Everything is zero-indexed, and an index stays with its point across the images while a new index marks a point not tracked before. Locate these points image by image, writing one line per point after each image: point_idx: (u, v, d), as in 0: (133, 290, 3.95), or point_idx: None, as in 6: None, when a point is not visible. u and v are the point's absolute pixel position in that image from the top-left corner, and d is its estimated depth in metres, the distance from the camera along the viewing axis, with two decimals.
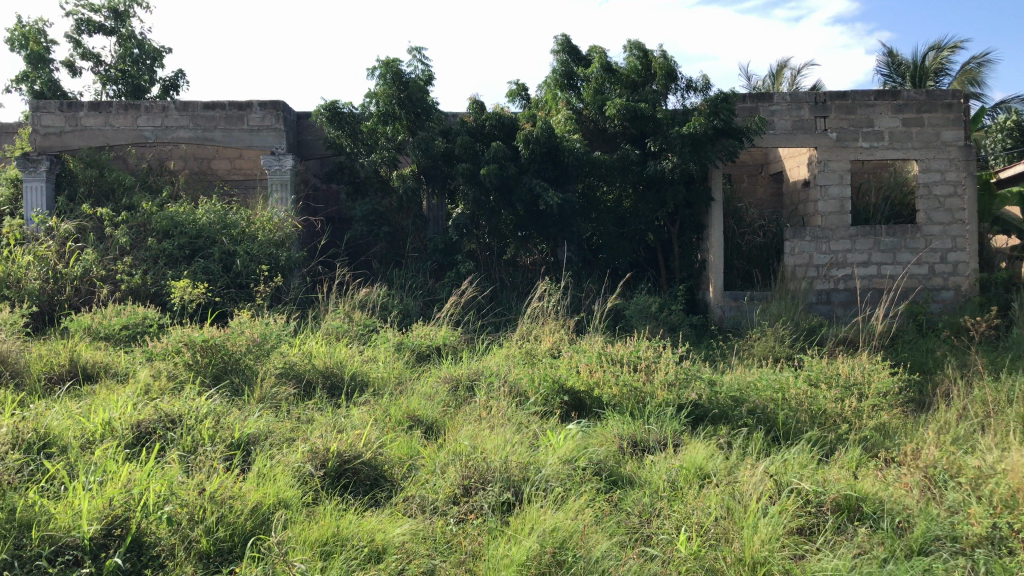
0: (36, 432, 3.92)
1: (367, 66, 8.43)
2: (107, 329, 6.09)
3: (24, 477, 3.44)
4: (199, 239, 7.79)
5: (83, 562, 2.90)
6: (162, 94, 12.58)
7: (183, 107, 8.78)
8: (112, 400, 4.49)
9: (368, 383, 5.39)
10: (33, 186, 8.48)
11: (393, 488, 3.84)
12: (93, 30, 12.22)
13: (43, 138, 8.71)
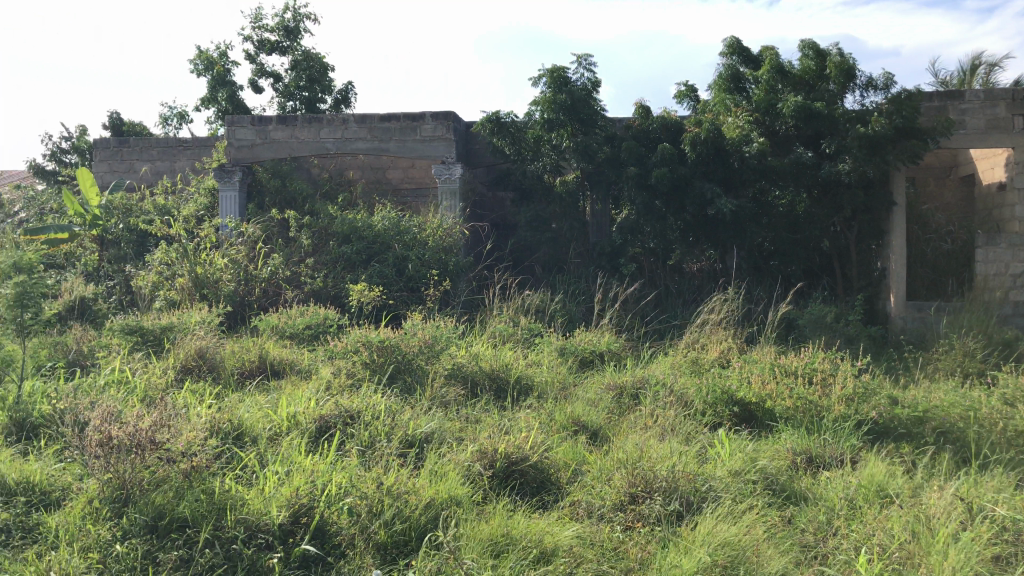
0: (231, 422, 4.23)
1: (533, 74, 8.57)
2: (292, 329, 6.48)
3: (222, 463, 3.73)
4: (375, 244, 8.16)
5: (273, 546, 3.11)
6: (334, 106, 13.26)
7: (361, 119, 9.23)
8: (297, 395, 4.78)
9: (534, 387, 5.45)
10: (227, 194, 9.20)
11: (560, 492, 3.88)
12: (270, 50, 13.06)
13: (237, 150, 9.41)
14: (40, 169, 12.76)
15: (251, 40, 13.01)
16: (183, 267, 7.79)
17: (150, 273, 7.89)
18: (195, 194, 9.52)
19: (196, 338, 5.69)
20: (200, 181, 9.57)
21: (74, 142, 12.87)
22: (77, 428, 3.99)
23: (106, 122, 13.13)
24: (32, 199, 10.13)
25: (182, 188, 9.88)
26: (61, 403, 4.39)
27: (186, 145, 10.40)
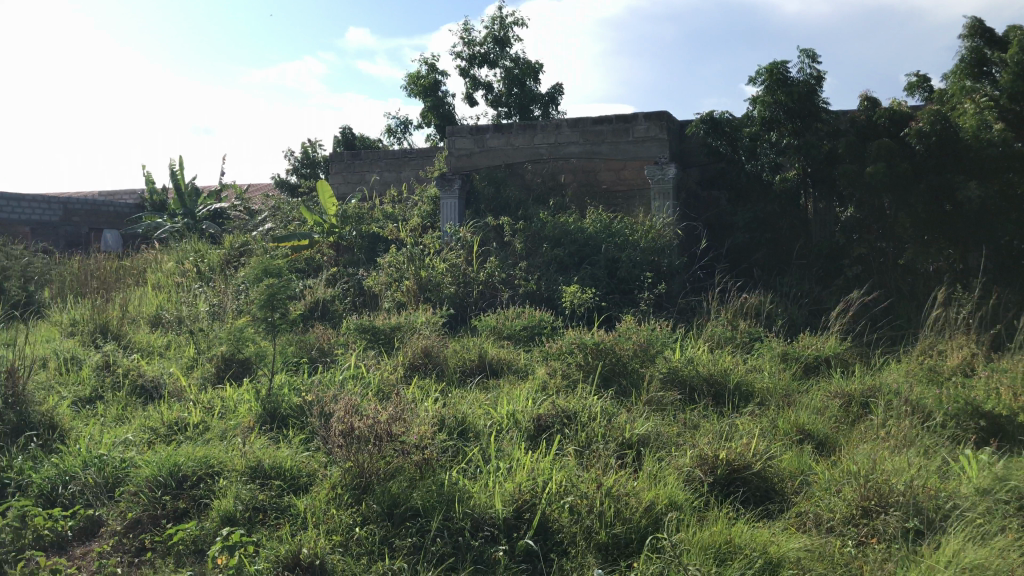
0: (455, 417, 4.42)
1: (750, 73, 8.31)
2: (510, 329, 6.66)
3: (449, 458, 3.90)
4: (587, 247, 8.26)
5: (498, 539, 3.23)
6: (547, 110, 13.50)
7: (574, 124, 9.37)
8: (516, 394, 4.91)
9: (754, 393, 5.27)
10: (448, 202, 9.48)
11: (784, 502, 3.74)
12: (480, 61, 13.52)
13: (457, 160, 9.91)
14: (283, 183, 13.98)
15: (462, 52, 13.54)
16: (408, 271, 8.23)
17: (379, 276, 8.40)
18: (419, 202, 10.02)
19: (423, 338, 5.99)
20: (424, 190, 10.09)
21: (311, 157, 13.98)
22: (321, 420, 4.34)
23: (339, 138, 14.16)
24: (277, 210, 11.11)
25: (407, 197, 10.45)
26: (306, 396, 4.78)
27: (411, 156, 11.01)
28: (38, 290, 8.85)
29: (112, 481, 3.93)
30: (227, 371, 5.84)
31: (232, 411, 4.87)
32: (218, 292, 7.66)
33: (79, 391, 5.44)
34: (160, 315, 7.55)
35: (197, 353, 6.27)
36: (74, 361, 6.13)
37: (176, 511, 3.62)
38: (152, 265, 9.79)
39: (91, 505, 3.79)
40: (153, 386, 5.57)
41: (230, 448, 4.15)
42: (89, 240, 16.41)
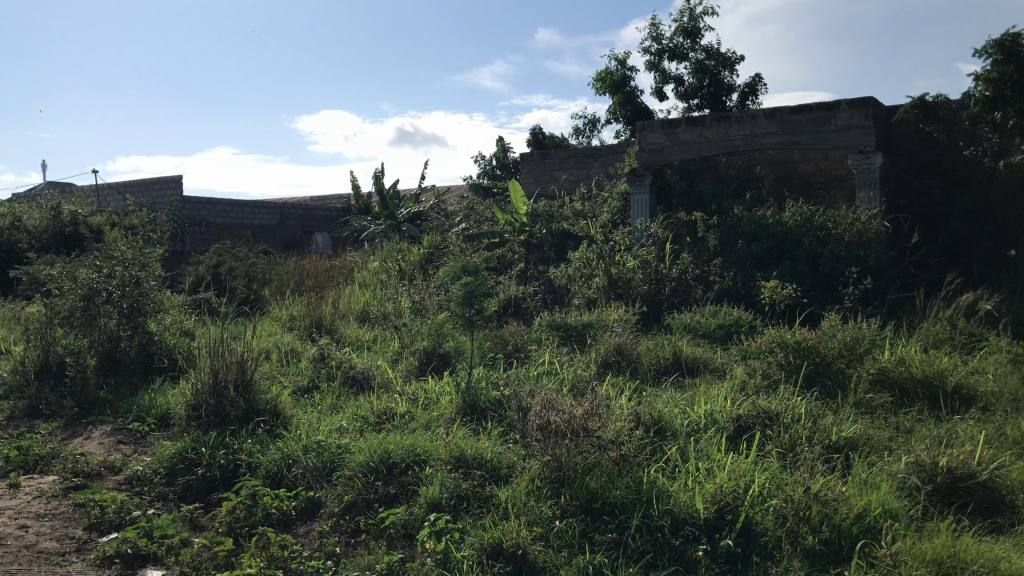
0: (651, 416, 4.38)
1: (972, 51, 7.70)
2: (706, 328, 6.52)
3: (646, 456, 3.88)
4: (786, 241, 7.93)
5: (699, 539, 3.18)
6: (742, 100, 13.11)
7: (771, 114, 9.00)
8: (714, 394, 4.80)
9: (978, 397, 4.86)
10: (638, 197, 9.49)
11: (1017, 517, 3.43)
12: (672, 55, 13.31)
13: (647, 154, 9.75)
14: (476, 185, 14.40)
15: (654, 47, 13.37)
16: (600, 267, 8.25)
17: (571, 274, 8.48)
18: (609, 198, 9.99)
19: (616, 335, 5.98)
20: (614, 186, 10.05)
21: (503, 158, 14.31)
22: (520, 414, 4.44)
23: (529, 138, 14.40)
24: (471, 211, 11.45)
25: (597, 194, 10.46)
26: (504, 390, 4.89)
27: (601, 153, 11.01)
28: (260, 287, 9.62)
29: (330, 465, 4.21)
30: (429, 365, 6.10)
31: (434, 404, 5.08)
32: (419, 288, 8.02)
33: (298, 381, 5.86)
34: (367, 311, 8.00)
35: (401, 348, 6.59)
36: (293, 355, 6.62)
37: (387, 496, 3.82)
38: (359, 266, 10.38)
39: (312, 487, 4.07)
40: (363, 378, 5.91)
41: (435, 438, 4.33)
42: (302, 242, 17.65)
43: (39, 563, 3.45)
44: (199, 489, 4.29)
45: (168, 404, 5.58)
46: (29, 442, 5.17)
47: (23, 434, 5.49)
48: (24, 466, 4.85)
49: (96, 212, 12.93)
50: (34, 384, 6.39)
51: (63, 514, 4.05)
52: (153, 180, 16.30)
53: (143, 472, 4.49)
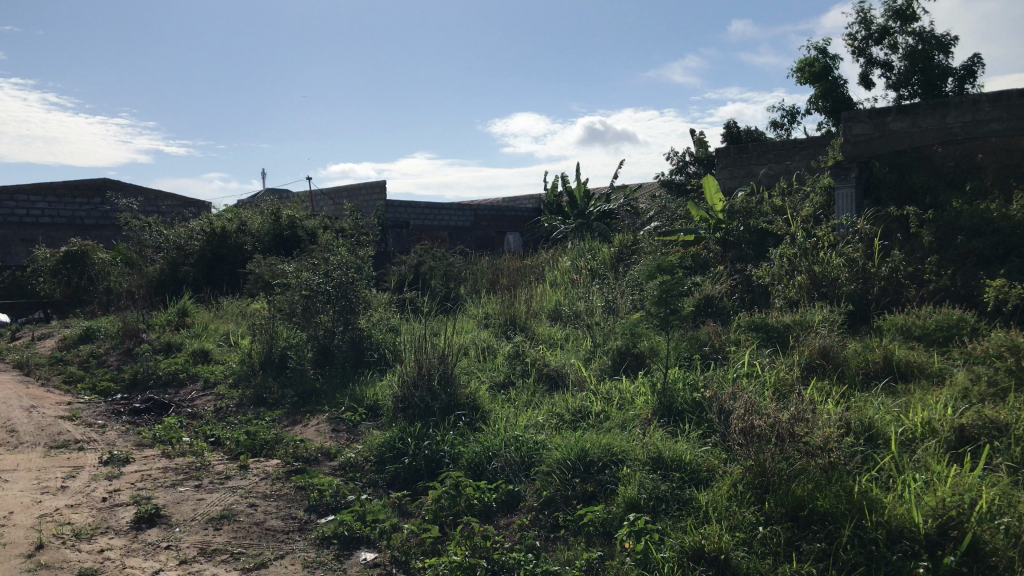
0: (862, 422, 4.15)
1: None
2: (921, 331, 6.09)
3: (856, 464, 3.67)
4: (1014, 236, 7.26)
5: (919, 555, 2.97)
6: (960, 84, 12.11)
7: (995, 99, 8.64)
8: (932, 401, 4.47)
9: None
10: (843, 192, 8.89)
11: None
12: (879, 39, 12.54)
13: (852, 146, 9.33)
14: (668, 182, 14.20)
15: (858, 31, 12.64)
16: (802, 265, 7.90)
17: (770, 273, 8.19)
18: (810, 193, 9.54)
19: (821, 337, 5.71)
20: (817, 180, 9.59)
21: (697, 154, 14.04)
22: (720, 416, 4.34)
23: (724, 132, 14.05)
24: (664, 208, 11.31)
25: (798, 189, 10.03)
26: (703, 392, 4.80)
27: (801, 146, 10.55)
28: (457, 286, 9.98)
29: (529, 460, 4.31)
30: (623, 364, 6.08)
31: (630, 403, 5.06)
32: (612, 286, 8.01)
33: (495, 377, 6.03)
34: (559, 309, 8.10)
35: (595, 346, 6.62)
36: (490, 352, 6.81)
37: (585, 493, 3.85)
38: (551, 264, 10.51)
39: (511, 481, 4.18)
40: (557, 375, 5.98)
41: (632, 438, 4.32)
42: (496, 242, 18.13)
43: (267, 539, 3.76)
44: (405, 478, 4.51)
45: (376, 396, 5.91)
46: (256, 428, 5.64)
47: (250, 420, 5.99)
48: (253, 450, 5.29)
49: (310, 217, 13.89)
50: (259, 375, 6.95)
51: (287, 494, 4.39)
52: (359, 184, 17.29)
53: (356, 460, 4.79)
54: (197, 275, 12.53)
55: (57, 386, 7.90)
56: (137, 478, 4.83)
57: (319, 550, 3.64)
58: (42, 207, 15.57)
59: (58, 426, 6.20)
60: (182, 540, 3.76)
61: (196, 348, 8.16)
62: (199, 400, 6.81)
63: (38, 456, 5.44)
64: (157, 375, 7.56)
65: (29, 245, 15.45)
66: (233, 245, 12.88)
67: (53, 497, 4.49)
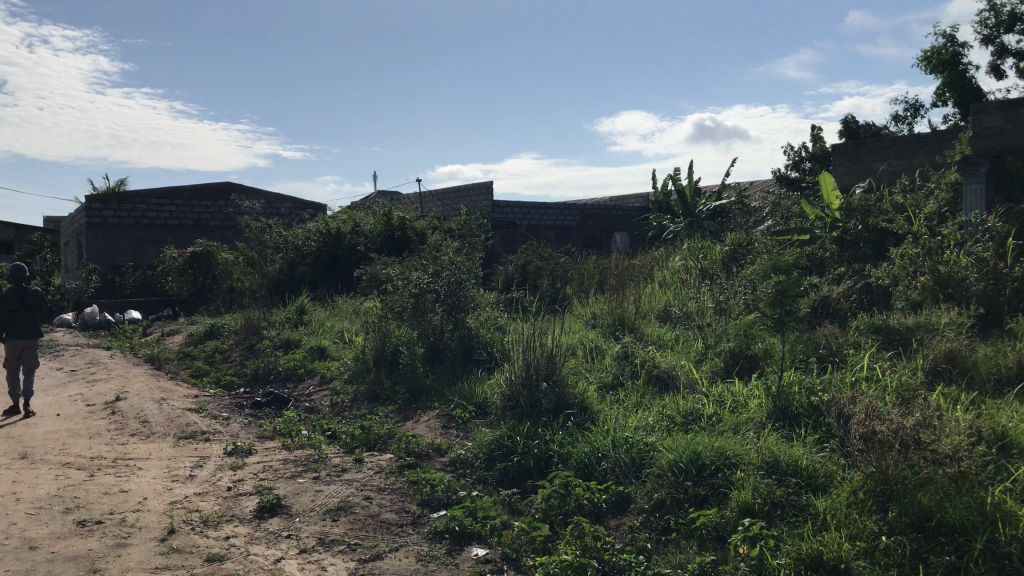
0: (994, 430, 3.94)
1: None
2: None
3: (988, 474, 3.49)
4: None
5: None
6: None
7: None
8: None
9: None
10: (971, 188, 8.60)
11: None
12: (1011, 24, 11.89)
13: (983, 140, 8.77)
14: (782, 179, 13.82)
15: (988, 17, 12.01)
16: (926, 265, 7.56)
17: (891, 273, 7.87)
18: (935, 189, 9.11)
19: (947, 341, 5.45)
20: (942, 176, 9.16)
21: (813, 150, 13.62)
22: (839, 420, 4.20)
23: (842, 127, 13.61)
24: (778, 206, 11.02)
25: (922, 185, 9.59)
26: (820, 395, 4.65)
27: (925, 141, 10.10)
28: (564, 286, 9.99)
29: (639, 461, 4.27)
30: (735, 366, 5.97)
31: (743, 407, 4.96)
32: (723, 286, 7.86)
33: (603, 377, 6.01)
34: (668, 310, 8.00)
35: (706, 348, 6.51)
36: (598, 352, 6.79)
37: (697, 497, 3.78)
38: (660, 263, 10.40)
39: (621, 482, 4.15)
40: (667, 377, 5.91)
41: (745, 442, 4.23)
42: (603, 242, 18.04)
43: (382, 531, 3.86)
44: (515, 476, 4.54)
45: (485, 394, 5.98)
46: (370, 423, 5.81)
47: (365, 415, 6.17)
48: (367, 444, 5.45)
49: (421, 217, 14.17)
50: (372, 371, 7.15)
51: (400, 488, 4.50)
52: (467, 185, 17.51)
53: (466, 456, 4.87)
54: (313, 274, 12.93)
55: (185, 379, 8.33)
56: (259, 469, 5.04)
57: (432, 544, 3.71)
58: (171, 210, 16.43)
59: (186, 418, 6.53)
60: (302, 529, 3.90)
61: (312, 345, 8.44)
62: (316, 395, 7.05)
63: (168, 446, 5.74)
64: (277, 370, 7.87)
65: (159, 246, 16.32)
66: (347, 245, 13.26)
67: (183, 485, 4.73)
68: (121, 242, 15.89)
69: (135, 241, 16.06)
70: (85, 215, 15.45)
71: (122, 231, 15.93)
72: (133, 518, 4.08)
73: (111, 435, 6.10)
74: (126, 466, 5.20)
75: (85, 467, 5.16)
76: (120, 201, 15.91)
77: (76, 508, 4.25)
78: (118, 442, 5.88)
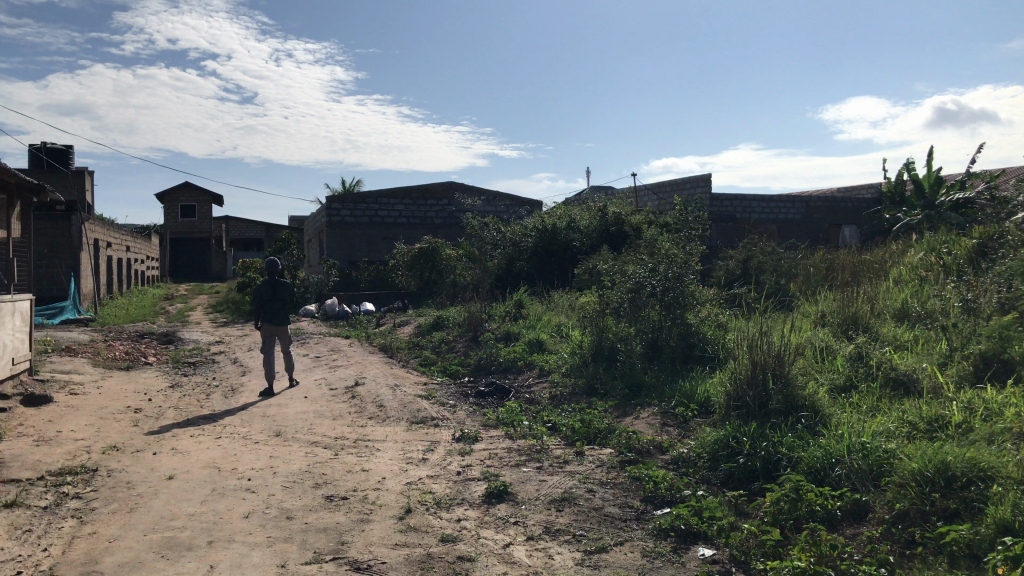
0: None
1: None
2: None
3: None
4: None
5: None
6: None
7: None
8: None
9: None
10: None
11: None
12: None
13: None
14: None
15: None
16: None
17: None
18: None
19: None
20: None
21: None
22: None
23: None
24: None
25: None
26: None
27: None
28: (788, 282, 9.57)
29: (878, 469, 4.01)
30: (987, 371, 5.45)
31: (997, 415, 4.53)
32: (970, 283, 7.22)
33: (835, 379, 5.71)
34: (906, 308, 7.45)
35: (952, 351, 6.01)
36: (827, 352, 6.46)
37: (946, 510, 3.50)
38: (896, 257, 9.72)
39: (857, 490, 3.92)
40: (908, 379, 5.51)
41: (1001, 453, 3.86)
42: (830, 236, 17.14)
43: (607, 525, 3.89)
44: (741, 477, 4.42)
45: (707, 393, 5.85)
46: (590, 416, 5.86)
47: (584, 409, 6.24)
48: (588, 437, 5.50)
49: (636, 212, 14.10)
50: (591, 366, 7.22)
51: (622, 484, 4.50)
52: (683, 178, 17.20)
53: (688, 455, 4.80)
54: (530, 270, 13.30)
55: (415, 368, 8.80)
56: (486, 456, 5.23)
57: (658, 541, 3.68)
58: (400, 209, 17.43)
59: (417, 404, 6.90)
60: (529, 517, 4.01)
61: (531, 337, 8.63)
62: (536, 387, 7.22)
63: (402, 430, 6.10)
64: (498, 362, 8.13)
65: (390, 243, 17.37)
66: (562, 241, 13.46)
67: (416, 467, 5.01)
68: (356, 240, 17.07)
69: (368, 238, 17.20)
70: (326, 215, 16.76)
71: (357, 229, 17.10)
72: (374, 496, 4.37)
73: (351, 418, 6.57)
74: (366, 447, 5.58)
75: (330, 446, 5.59)
76: (355, 202, 17.09)
77: (325, 484, 4.62)
78: (358, 425, 6.32)
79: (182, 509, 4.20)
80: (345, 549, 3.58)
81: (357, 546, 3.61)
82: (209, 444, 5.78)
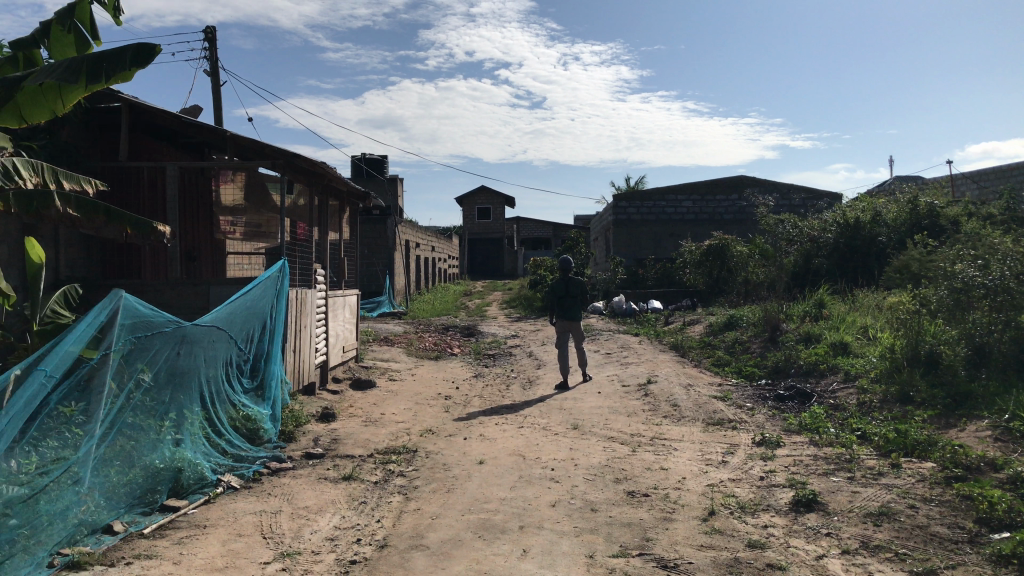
0: None
1: None
2: None
3: None
4: None
5: None
6: None
7: None
8: None
9: None
10: None
11: None
12: None
13: None
14: None
15: None
16: None
17: None
18: None
19: None
20: None
21: None
22: None
23: None
24: None
25: None
26: None
27: None
28: None
29: None
30: None
31: None
32: None
33: None
34: None
35: None
36: None
37: None
38: None
39: None
40: None
41: None
42: None
43: (934, 545, 3.56)
44: None
45: None
46: (907, 426, 5.41)
47: (899, 418, 5.78)
48: (905, 449, 5.08)
49: (952, 204, 12.90)
50: (906, 372, 6.65)
51: (949, 502, 4.10)
52: (1010, 165, 15.37)
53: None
54: (830, 266, 12.55)
55: (707, 368, 8.67)
56: (790, 462, 5.01)
57: (997, 569, 3.30)
58: (688, 206, 17.19)
59: (713, 405, 6.78)
60: (843, 530, 3.78)
61: (835, 339, 8.12)
62: (841, 392, 6.81)
63: (699, 430, 6.02)
64: (798, 364, 7.75)
65: (678, 240, 17.22)
66: (867, 237, 12.51)
67: (717, 469, 4.91)
68: (644, 238, 17.17)
69: (655, 235, 17.22)
70: (614, 214, 17.04)
71: (644, 227, 17.18)
72: (675, 495, 4.35)
73: (646, 415, 6.60)
74: (663, 445, 5.57)
75: (628, 443, 5.65)
76: (642, 199, 17.18)
77: (625, 479, 4.67)
78: (654, 422, 6.34)
79: (493, 493, 4.45)
80: (650, 546, 3.59)
81: (663, 544, 3.61)
82: (513, 432, 6.08)
